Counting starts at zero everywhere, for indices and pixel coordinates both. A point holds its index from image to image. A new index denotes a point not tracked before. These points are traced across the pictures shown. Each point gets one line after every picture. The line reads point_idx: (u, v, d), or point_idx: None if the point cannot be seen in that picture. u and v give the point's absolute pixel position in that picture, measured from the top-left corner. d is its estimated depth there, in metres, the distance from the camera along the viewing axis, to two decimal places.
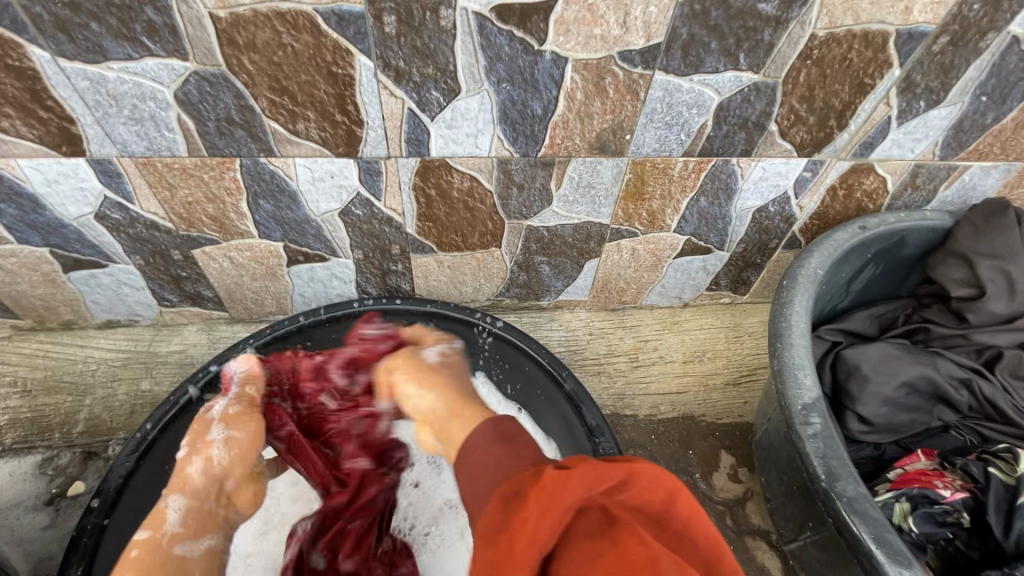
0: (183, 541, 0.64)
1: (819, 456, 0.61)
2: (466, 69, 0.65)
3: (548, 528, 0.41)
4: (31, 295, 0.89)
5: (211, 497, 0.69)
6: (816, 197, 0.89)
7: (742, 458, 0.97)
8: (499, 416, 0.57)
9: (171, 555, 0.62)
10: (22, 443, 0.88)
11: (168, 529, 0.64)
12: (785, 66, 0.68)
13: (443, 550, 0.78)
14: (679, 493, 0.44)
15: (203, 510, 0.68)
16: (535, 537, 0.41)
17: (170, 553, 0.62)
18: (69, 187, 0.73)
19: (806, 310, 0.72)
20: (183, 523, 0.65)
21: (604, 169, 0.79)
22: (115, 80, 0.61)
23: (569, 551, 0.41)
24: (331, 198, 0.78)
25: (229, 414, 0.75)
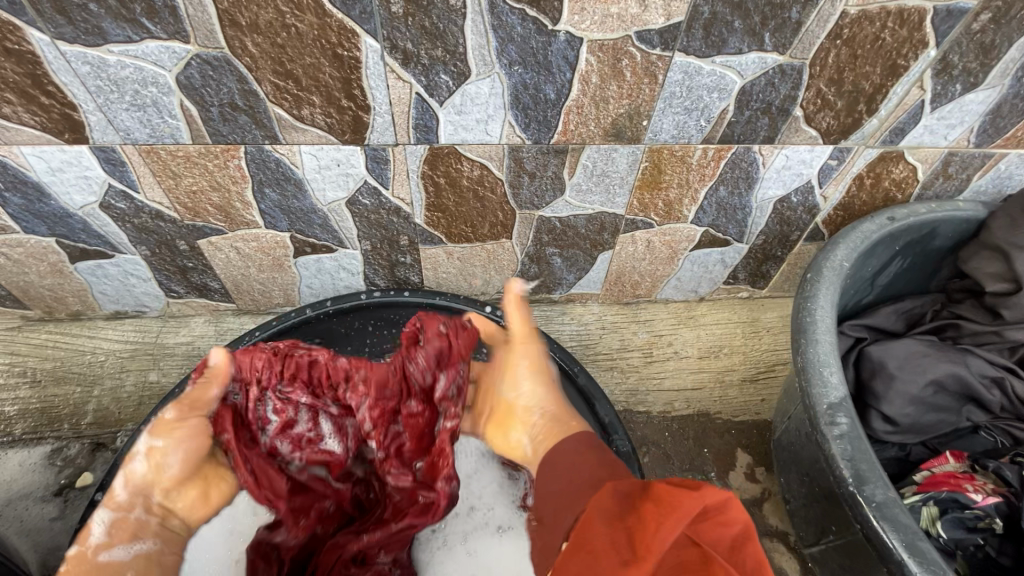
0: (107, 548, 0.56)
1: (847, 458, 0.58)
2: (476, 51, 0.62)
3: (668, 534, 0.40)
4: (39, 285, 0.89)
5: (141, 507, 0.60)
6: (841, 187, 0.85)
7: (759, 457, 0.94)
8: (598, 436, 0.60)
9: (94, 567, 0.55)
10: (32, 434, 0.88)
11: (92, 541, 0.56)
12: (813, 46, 0.65)
13: (444, 552, 0.75)
14: (752, 533, 0.42)
15: (133, 516, 0.59)
16: (657, 546, 0.40)
17: (93, 564, 0.55)
18: (73, 176, 0.71)
19: (831, 304, 0.68)
20: (109, 533, 0.57)
21: (620, 157, 0.76)
22: (116, 65, 0.60)
23: (675, 567, 0.39)
24: (338, 186, 0.76)
25: (163, 420, 0.63)
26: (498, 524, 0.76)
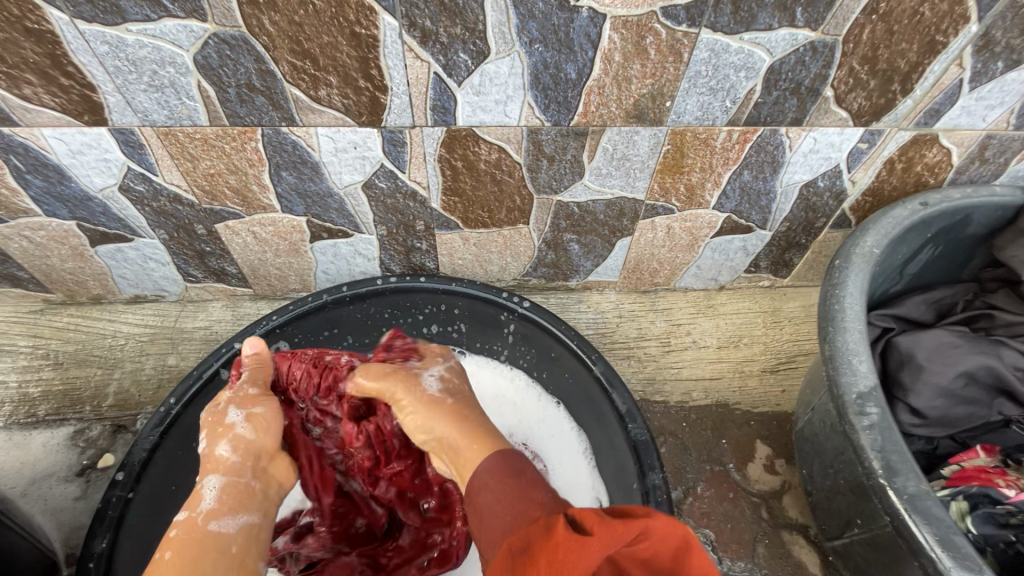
0: (217, 518, 0.58)
1: (876, 449, 0.57)
2: (496, 29, 0.60)
3: None
4: (60, 269, 0.90)
5: (248, 473, 0.63)
6: (871, 171, 0.82)
7: (779, 448, 0.92)
8: (506, 451, 0.57)
9: (206, 532, 0.56)
10: (55, 415, 0.89)
11: (203, 509, 0.59)
12: (847, 21, 0.62)
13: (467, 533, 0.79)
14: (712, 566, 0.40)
15: (239, 485, 0.62)
16: None
17: (204, 530, 0.57)
18: (92, 158, 0.72)
19: (861, 291, 0.66)
20: (217, 499, 0.60)
21: (641, 139, 0.74)
22: (134, 44, 0.59)
23: None
24: (354, 170, 0.76)
25: (248, 396, 0.70)
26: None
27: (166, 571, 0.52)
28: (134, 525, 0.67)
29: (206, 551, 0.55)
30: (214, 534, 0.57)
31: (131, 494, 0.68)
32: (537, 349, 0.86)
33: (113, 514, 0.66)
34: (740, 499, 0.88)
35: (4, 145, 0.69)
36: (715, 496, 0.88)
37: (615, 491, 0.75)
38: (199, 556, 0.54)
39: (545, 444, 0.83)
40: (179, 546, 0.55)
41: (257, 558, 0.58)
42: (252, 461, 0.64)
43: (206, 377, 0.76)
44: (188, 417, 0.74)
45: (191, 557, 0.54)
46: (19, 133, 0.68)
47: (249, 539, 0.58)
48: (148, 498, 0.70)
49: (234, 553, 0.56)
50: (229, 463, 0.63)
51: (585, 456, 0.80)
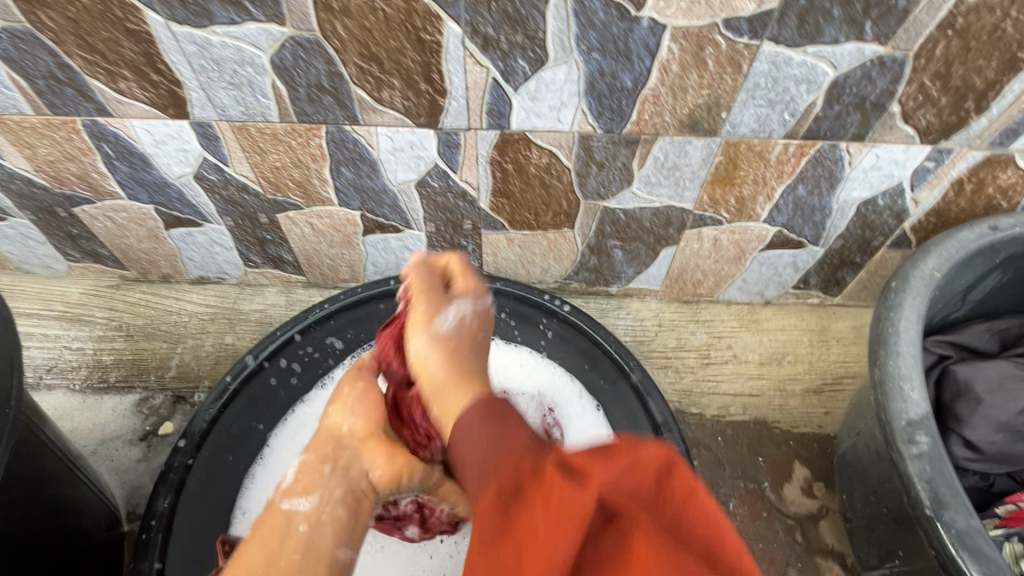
0: (289, 498, 0.59)
1: (925, 480, 0.55)
2: (556, 37, 0.62)
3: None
4: (137, 248, 0.97)
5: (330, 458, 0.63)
6: (936, 192, 0.79)
7: (818, 472, 0.90)
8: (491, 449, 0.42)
9: (279, 510, 0.58)
10: (124, 382, 0.97)
11: (282, 487, 0.61)
12: (919, 36, 0.60)
13: None
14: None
15: (317, 470, 0.62)
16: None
17: (279, 509, 0.58)
18: (173, 148, 0.77)
19: (916, 315, 0.64)
20: (295, 484, 0.61)
21: (693, 149, 0.74)
22: (219, 45, 0.64)
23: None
24: (409, 168, 0.79)
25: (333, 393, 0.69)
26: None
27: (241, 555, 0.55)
28: (193, 489, 0.72)
29: (279, 535, 0.56)
30: (286, 514, 0.58)
31: (191, 460, 0.73)
32: (574, 349, 0.86)
33: (175, 477, 0.72)
34: (774, 519, 0.87)
35: (97, 133, 0.76)
36: (747, 513, 0.87)
37: None
38: (274, 535, 0.56)
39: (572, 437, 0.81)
40: (261, 535, 0.56)
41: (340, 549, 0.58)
42: (330, 450, 0.64)
43: (257, 360, 0.80)
44: (246, 394, 0.79)
45: (270, 542, 0.55)
46: (112, 123, 0.74)
47: (320, 521, 0.58)
48: (207, 465, 0.74)
49: (306, 532, 0.57)
50: (321, 450, 0.64)
51: None
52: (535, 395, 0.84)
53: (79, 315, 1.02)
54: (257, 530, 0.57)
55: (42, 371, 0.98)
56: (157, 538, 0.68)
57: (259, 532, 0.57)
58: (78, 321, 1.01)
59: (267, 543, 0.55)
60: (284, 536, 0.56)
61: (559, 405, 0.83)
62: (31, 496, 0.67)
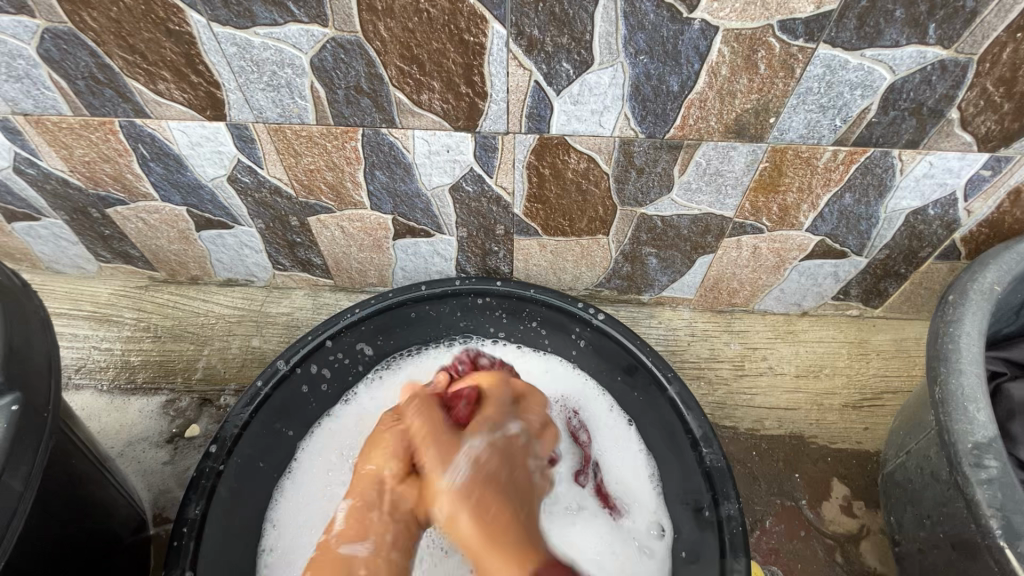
0: (347, 541, 0.64)
1: (995, 507, 0.52)
2: (603, 39, 0.60)
3: None
4: (167, 249, 0.97)
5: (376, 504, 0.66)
6: (991, 202, 0.76)
7: (859, 490, 0.87)
8: None
9: (335, 555, 0.63)
10: (151, 383, 0.97)
11: (335, 530, 0.65)
12: (985, 39, 0.57)
13: None
14: None
15: (363, 517, 0.65)
16: None
17: (335, 554, 0.63)
18: (208, 150, 0.77)
19: (977, 331, 0.61)
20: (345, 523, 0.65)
21: (738, 155, 0.71)
22: (260, 47, 0.63)
23: None
24: (444, 172, 0.78)
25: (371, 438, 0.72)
26: (576, 505, 0.77)
27: None
28: (224, 496, 0.71)
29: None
30: (346, 559, 0.63)
31: (222, 466, 0.72)
32: (608, 359, 0.84)
33: (207, 483, 0.70)
34: (813, 539, 0.84)
35: (134, 134, 0.75)
36: (784, 532, 0.84)
37: (680, 517, 0.73)
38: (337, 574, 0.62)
39: (602, 443, 0.81)
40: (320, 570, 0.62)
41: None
42: (372, 496, 0.67)
43: (289, 365, 0.79)
44: (276, 399, 0.77)
45: None
46: (149, 124, 0.74)
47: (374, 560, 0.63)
48: (238, 472, 0.73)
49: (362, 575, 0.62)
50: (364, 496, 0.67)
51: (651, 484, 0.77)
52: (563, 403, 0.85)
53: (108, 315, 1.02)
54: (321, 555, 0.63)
55: (71, 371, 0.98)
56: (189, 546, 0.66)
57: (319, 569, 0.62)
58: (107, 322, 1.01)
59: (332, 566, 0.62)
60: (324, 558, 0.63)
61: (587, 412, 0.83)
62: (65, 497, 0.66)
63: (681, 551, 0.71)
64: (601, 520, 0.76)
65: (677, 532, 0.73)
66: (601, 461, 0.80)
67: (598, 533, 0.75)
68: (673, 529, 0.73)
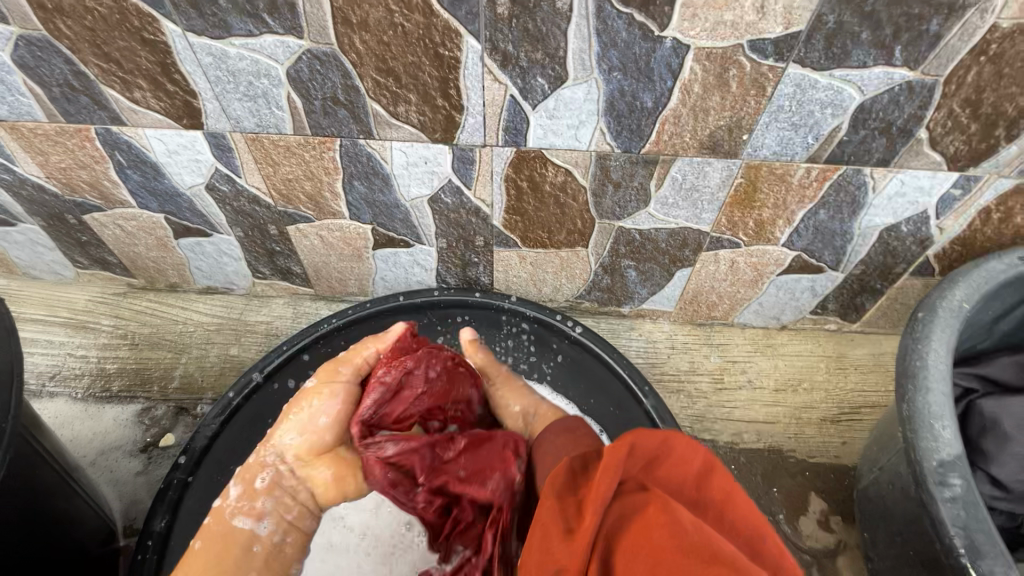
0: (241, 516, 0.67)
1: (959, 526, 0.53)
2: (577, 55, 0.61)
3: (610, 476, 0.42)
4: (145, 256, 0.96)
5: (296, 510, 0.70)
6: (962, 219, 0.76)
7: (835, 504, 0.87)
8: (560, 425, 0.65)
9: (229, 530, 0.66)
10: (126, 391, 0.96)
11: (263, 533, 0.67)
12: (951, 61, 0.58)
13: None
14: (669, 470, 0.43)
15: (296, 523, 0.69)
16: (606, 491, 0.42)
17: (227, 533, 0.65)
18: (186, 158, 0.77)
19: (946, 349, 0.61)
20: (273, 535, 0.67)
21: (713, 171, 0.72)
22: (236, 57, 0.63)
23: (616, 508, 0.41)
24: (422, 183, 0.78)
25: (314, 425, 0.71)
26: None
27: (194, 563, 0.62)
28: (190, 510, 0.71)
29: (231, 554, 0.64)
30: (239, 532, 0.66)
31: (190, 478, 0.72)
32: (587, 372, 0.84)
33: (173, 495, 0.71)
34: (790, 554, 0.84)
35: (110, 141, 0.75)
36: None
37: None
38: (226, 557, 0.64)
39: None
40: (208, 559, 0.63)
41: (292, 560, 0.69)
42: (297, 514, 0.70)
43: (264, 376, 0.80)
44: (247, 409, 0.78)
45: (220, 559, 0.63)
46: (125, 132, 0.74)
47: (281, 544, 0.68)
48: (206, 484, 0.73)
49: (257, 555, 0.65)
50: (284, 487, 0.69)
51: None
52: None
53: (85, 322, 1.01)
54: (201, 549, 0.64)
55: (45, 378, 0.96)
56: (152, 558, 0.67)
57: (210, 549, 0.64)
58: (83, 328, 1.00)
59: (218, 568, 0.62)
60: (247, 563, 0.64)
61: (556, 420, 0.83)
62: (24, 510, 0.64)
63: None
64: None
65: None
66: None
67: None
68: None
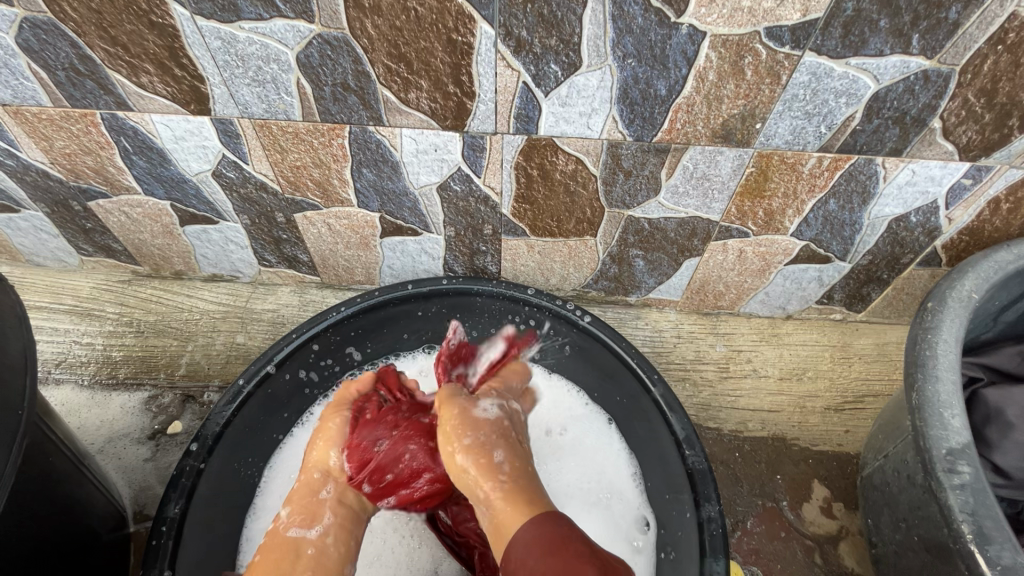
0: (296, 526, 0.63)
1: (967, 512, 0.54)
2: (591, 41, 0.60)
3: None
4: (150, 244, 0.96)
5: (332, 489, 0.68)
6: (971, 210, 0.77)
7: (838, 492, 0.88)
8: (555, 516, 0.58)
9: (284, 539, 0.62)
10: (133, 378, 0.96)
11: (309, 534, 0.63)
12: (968, 51, 0.58)
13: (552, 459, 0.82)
14: None
15: (314, 500, 0.66)
16: None
17: (282, 537, 0.62)
18: (193, 144, 0.76)
19: (956, 338, 0.62)
20: (322, 536, 0.63)
21: (725, 160, 0.72)
22: (245, 41, 0.62)
23: None
24: (432, 171, 0.77)
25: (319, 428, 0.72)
26: (597, 497, 0.78)
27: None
28: (204, 494, 0.72)
29: (286, 560, 0.60)
30: (294, 540, 0.62)
31: (203, 465, 0.73)
32: (596, 362, 0.85)
33: (186, 482, 0.71)
34: (793, 540, 0.85)
35: (116, 127, 0.74)
36: (765, 533, 0.85)
37: (663, 512, 0.74)
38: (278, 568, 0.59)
39: (587, 452, 0.82)
40: (264, 559, 0.60)
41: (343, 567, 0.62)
42: (352, 525, 0.66)
43: (276, 366, 0.80)
44: (258, 397, 0.79)
45: (272, 565, 0.59)
46: (131, 117, 0.73)
47: (326, 556, 0.62)
48: (219, 470, 0.74)
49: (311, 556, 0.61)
50: (346, 503, 0.67)
51: (633, 480, 0.78)
52: (553, 406, 0.85)
53: (90, 309, 1.00)
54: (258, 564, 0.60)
55: (51, 366, 0.96)
56: (167, 545, 0.68)
57: (269, 557, 0.61)
58: (88, 316, 1.00)
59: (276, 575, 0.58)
60: (298, 565, 0.60)
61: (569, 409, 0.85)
62: (38, 497, 0.65)
63: (661, 553, 0.72)
64: (610, 518, 0.77)
65: (663, 524, 0.74)
66: (595, 459, 0.81)
67: (598, 527, 0.76)
68: (658, 522, 0.74)
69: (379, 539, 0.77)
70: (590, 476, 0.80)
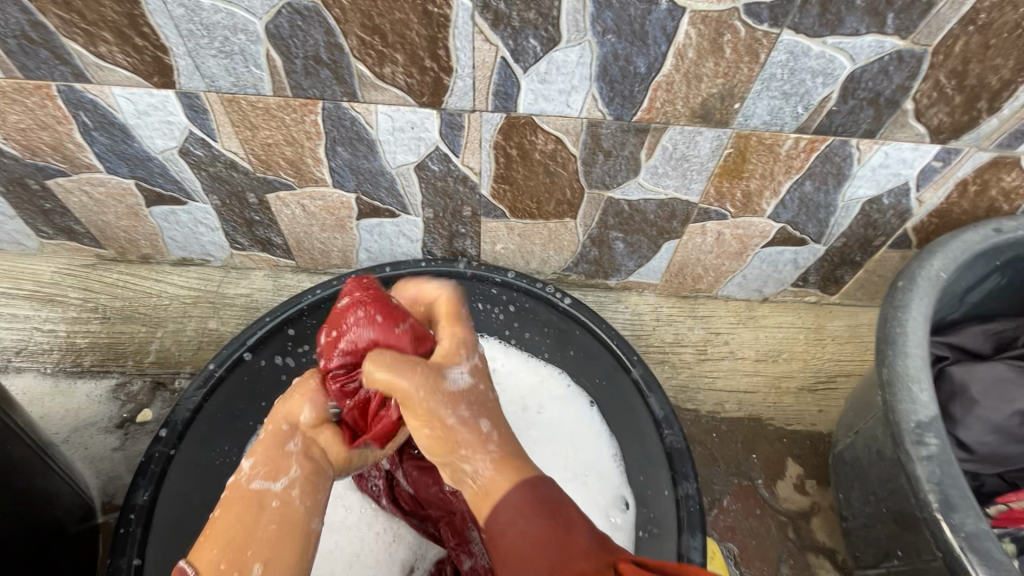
0: (259, 478, 0.55)
1: (934, 482, 0.56)
2: (570, 15, 0.59)
3: None
4: (115, 226, 0.92)
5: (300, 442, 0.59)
6: (940, 192, 0.78)
7: (811, 469, 0.90)
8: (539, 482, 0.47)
9: (245, 493, 0.54)
10: (99, 366, 0.92)
11: (274, 486, 0.55)
12: (940, 31, 0.59)
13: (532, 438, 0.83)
14: None
15: (281, 452, 0.58)
16: None
17: (245, 491, 0.55)
18: (157, 119, 0.73)
19: (925, 315, 0.63)
20: (287, 488, 0.55)
21: (704, 140, 0.72)
22: (209, 9, 0.59)
23: None
24: (409, 150, 0.76)
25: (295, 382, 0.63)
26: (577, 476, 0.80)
27: (215, 531, 0.53)
28: (173, 482, 0.70)
29: (249, 514, 0.53)
30: (256, 493, 0.54)
31: (173, 451, 0.70)
32: (576, 345, 0.84)
33: (156, 469, 0.68)
34: (767, 516, 0.87)
35: (74, 101, 0.71)
36: (741, 510, 0.87)
37: (643, 491, 0.76)
38: (241, 521, 0.52)
39: (566, 432, 0.83)
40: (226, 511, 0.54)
41: (309, 517, 0.55)
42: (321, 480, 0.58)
43: (252, 352, 0.78)
44: (231, 381, 0.76)
45: (233, 518, 0.53)
46: (90, 90, 0.69)
47: (290, 509, 0.54)
48: (188, 458, 0.72)
49: (275, 510, 0.54)
50: (315, 457, 0.59)
51: (613, 461, 0.80)
52: (532, 388, 0.87)
53: (52, 295, 0.96)
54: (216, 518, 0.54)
55: (11, 353, 0.92)
56: (136, 533, 0.66)
57: (228, 511, 0.54)
58: (49, 302, 0.96)
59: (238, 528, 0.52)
60: (262, 518, 0.53)
61: (547, 391, 0.86)
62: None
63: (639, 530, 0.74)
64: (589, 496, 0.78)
65: (643, 503, 0.75)
66: (573, 439, 0.83)
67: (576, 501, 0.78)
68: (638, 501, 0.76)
69: (356, 540, 0.77)
70: (568, 454, 0.82)
